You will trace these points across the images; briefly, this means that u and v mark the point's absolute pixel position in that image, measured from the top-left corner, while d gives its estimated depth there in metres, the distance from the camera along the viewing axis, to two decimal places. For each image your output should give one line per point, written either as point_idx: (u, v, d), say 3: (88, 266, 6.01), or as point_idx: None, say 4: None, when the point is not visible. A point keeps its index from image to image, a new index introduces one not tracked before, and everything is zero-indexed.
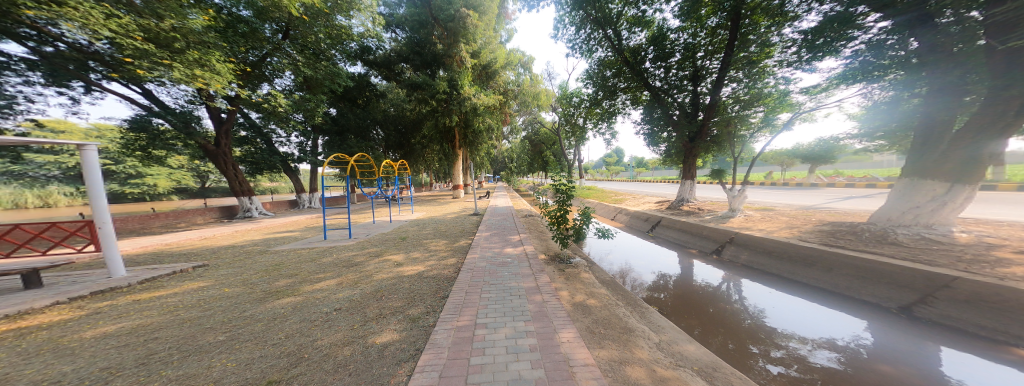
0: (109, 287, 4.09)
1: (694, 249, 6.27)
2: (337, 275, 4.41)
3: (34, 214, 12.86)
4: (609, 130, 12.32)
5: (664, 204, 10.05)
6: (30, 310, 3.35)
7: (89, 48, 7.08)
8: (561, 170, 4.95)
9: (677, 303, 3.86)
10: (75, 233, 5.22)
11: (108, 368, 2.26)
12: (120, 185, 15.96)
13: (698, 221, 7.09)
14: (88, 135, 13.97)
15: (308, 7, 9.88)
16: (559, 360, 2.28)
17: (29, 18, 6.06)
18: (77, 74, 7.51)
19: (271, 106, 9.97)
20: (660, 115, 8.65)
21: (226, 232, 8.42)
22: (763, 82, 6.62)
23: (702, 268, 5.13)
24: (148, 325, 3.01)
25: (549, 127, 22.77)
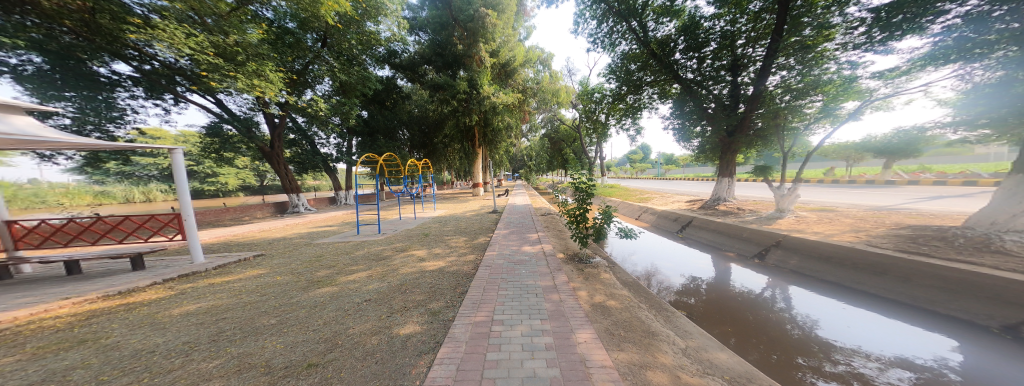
0: (192, 271, 4.73)
1: (731, 251, 5.85)
2: (368, 268, 4.72)
3: (140, 207, 15.18)
4: (634, 125, 11.81)
5: (696, 203, 9.46)
6: (133, 289, 4.00)
7: (175, 64, 8.18)
8: (581, 168, 4.86)
9: (710, 309, 3.65)
10: (171, 224, 6.10)
11: (188, 342, 2.64)
12: (200, 183, 18.39)
13: (735, 221, 6.60)
14: (180, 141, 16.27)
15: (342, 16, 10.61)
16: (576, 359, 2.27)
17: (132, 41, 7.22)
18: (168, 88, 8.77)
19: (313, 111, 10.73)
20: (694, 108, 8.08)
21: (279, 225, 9.38)
22: (821, 68, 5.64)
23: (741, 273, 4.77)
24: (219, 306, 3.45)
25: (569, 124, 22.45)
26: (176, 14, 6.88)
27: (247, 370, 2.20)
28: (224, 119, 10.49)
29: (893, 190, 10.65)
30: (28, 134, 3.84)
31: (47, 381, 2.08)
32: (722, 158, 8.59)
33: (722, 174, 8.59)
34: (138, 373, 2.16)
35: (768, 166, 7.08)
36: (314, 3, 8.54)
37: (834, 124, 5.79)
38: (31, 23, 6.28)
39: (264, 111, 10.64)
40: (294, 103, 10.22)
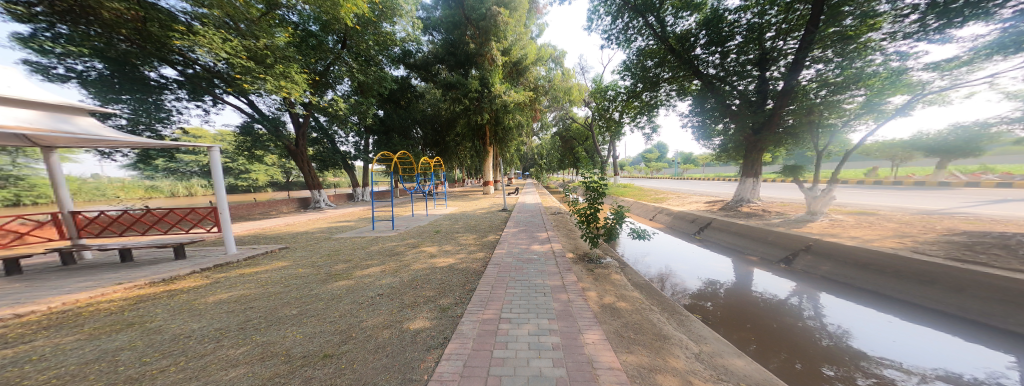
0: (225, 261, 5.06)
1: (754, 255, 5.58)
2: (381, 263, 4.87)
3: (182, 200, 16.44)
4: (649, 123, 11.48)
5: (716, 204, 9.10)
6: (174, 276, 4.33)
7: (214, 68, 8.78)
8: (593, 167, 4.78)
9: (728, 313, 3.51)
10: (208, 216, 6.55)
11: (220, 328, 2.83)
12: (235, 179, 19.71)
13: (757, 224, 6.28)
14: (217, 139, 17.42)
15: (360, 18, 10.95)
16: (583, 360, 2.25)
17: (178, 47, 7.83)
18: (208, 90, 9.39)
19: (334, 110, 11.14)
20: (716, 105, 7.69)
21: (301, 220, 9.86)
22: (864, 60, 5.30)
23: (765, 278, 4.55)
24: (248, 295, 3.68)
25: (582, 122, 22.11)
26: (215, 21, 7.46)
27: (270, 358, 2.33)
28: (255, 119, 11.14)
29: (942, 193, 9.75)
30: (89, 133, 4.21)
31: (101, 360, 2.29)
32: (747, 158, 8.18)
33: (745, 174, 8.28)
34: (176, 356, 2.34)
35: (798, 166, 6.66)
36: (334, 5, 8.82)
37: (877, 121, 5.37)
38: (93, 33, 6.97)
39: (289, 111, 11.15)
40: (316, 103, 10.63)
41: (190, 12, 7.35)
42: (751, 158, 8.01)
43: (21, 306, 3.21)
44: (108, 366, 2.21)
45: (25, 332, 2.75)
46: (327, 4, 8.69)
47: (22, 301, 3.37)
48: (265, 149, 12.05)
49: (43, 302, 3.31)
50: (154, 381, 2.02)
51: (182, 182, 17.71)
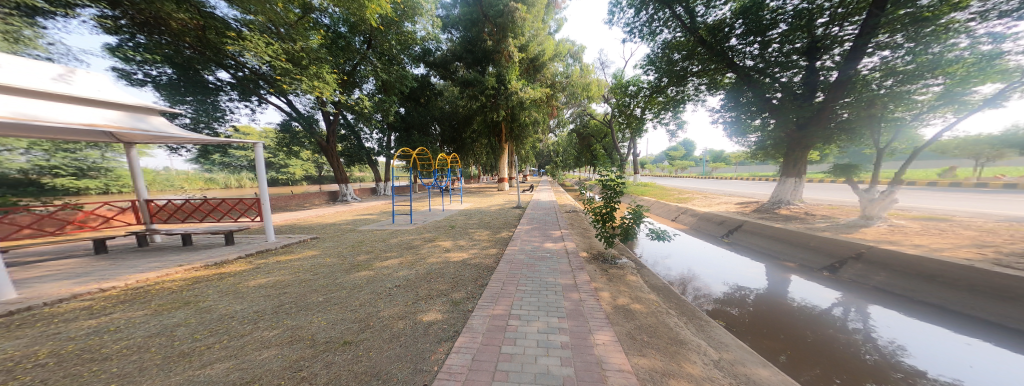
0: (265, 248, 5.54)
1: (792, 263, 4.97)
2: (400, 256, 5.09)
3: (233, 191, 18.19)
4: (673, 119, 10.93)
5: (748, 206, 8.49)
6: (224, 260, 4.82)
7: (259, 70, 9.53)
8: (610, 164, 4.62)
9: (755, 321, 3.23)
10: (254, 206, 7.16)
11: (257, 311, 3.11)
12: (277, 172, 21.52)
13: (795, 227, 5.76)
14: (262, 136, 19.02)
15: (383, 18, 11.34)
16: (591, 361, 2.20)
17: (230, 53, 8.62)
18: (254, 91, 10.19)
19: (360, 109, 11.67)
20: (754, 98, 7.13)
21: (329, 212, 10.50)
22: (943, 44, 4.50)
23: (803, 288, 4.01)
24: (282, 281, 4.00)
25: (600, 119, 21.52)
26: (259, 26, 8.21)
27: (297, 342, 2.52)
28: (292, 117, 12.06)
29: None
30: (155, 130, 4.70)
31: (161, 334, 2.60)
32: (789, 156, 7.65)
33: (785, 173, 7.82)
34: (220, 335, 2.59)
35: (851, 165, 5.91)
36: (361, 7, 9.14)
37: (957, 114, 4.57)
38: (165, 42, 7.97)
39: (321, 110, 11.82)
40: (345, 101, 11.14)
41: (239, 19, 8.06)
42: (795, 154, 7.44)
43: (104, 282, 3.73)
44: (167, 340, 2.50)
45: (106, 304, 3.20)
46: (354, 5, 9.01)
47: (105, 277, 3.92)
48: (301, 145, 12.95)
49: (121, 279, 3.84)
50: (202, 356, 2.25)
51: (235, 175, 19.60)
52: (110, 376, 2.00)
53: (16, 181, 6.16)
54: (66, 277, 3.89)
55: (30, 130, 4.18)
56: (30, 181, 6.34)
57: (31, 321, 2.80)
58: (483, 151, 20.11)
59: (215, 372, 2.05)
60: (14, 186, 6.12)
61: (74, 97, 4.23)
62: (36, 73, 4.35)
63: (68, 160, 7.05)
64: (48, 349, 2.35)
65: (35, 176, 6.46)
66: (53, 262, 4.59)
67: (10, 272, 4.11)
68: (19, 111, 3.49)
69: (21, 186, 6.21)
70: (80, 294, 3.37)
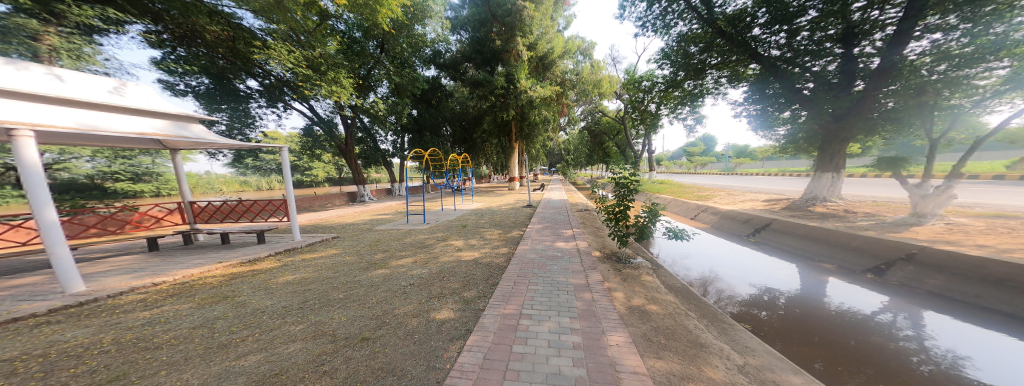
0: (291, 247, 5.81)
1: (830, 263, 4.56)
2: (413, 254, 5.19)
3: (264, 193, 19.26)
4: (690, 114, 10.46)
5: (777, 203, 7.96)
6: (256, 257, 5.11)
7: (284, 77, 10.01)
8: (624, 162, 4.50)
9: (788, 326, 2.90)
10: (282, 207, 7.52)
11: (285, 306, 3.22)
12: (302, 174, 22.59)
13: (830, 226, 5.32)
14: (288, 141, 20.05)
15: (395, 22, 11.60)
16: (604, 362, 2.10)
17: (257, 61, 9.10)
18: (280, 98, 10.70)
19: (375, 111, 12.00)
20: (781, 89, 6.62)
21: (348, 212, 10.90)
22: (1009, 24, 3.95)
23: (843, 289, 3.66)
24: (307, 279, 4.14)
25: (613, 115, 21.12)
26: (282, 35, 8.66)
27: (320, 336, 2.55)
28: (314, 121, 12.61)
29: None
30: (196, 137, 5.01)
31: (204, 326, 2.75)
32: (824, 150, 7.06)
33: (820, 169, 7.23)
34: (253, 328, 2.69)
35: (899, 157, 5.30)
36: (373, 11, 9.33)
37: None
38: (202, 53, 8.61)
39: (340, 113, 12.32)
40: (362, 104, 11.54)
41: (263, 28, 8.53)
42: (830, 147, 6.83)
43: (157, 276, 4.06)
44: (208, 332, 2.64)
45: (158, 297, 3.47)
46: (367, 10, 9.23)
47: (157, 272, 4.27)
48: (323, 147, 13.59)
49: (171, 274, 4.14)
50: (238, 348, 2.36)
51: (266, 178, 20.75)
52: (160, 363, 2.15)
53: (83, 186, 6.81)
54: (125, 272, 4.26)
55: (93, 139, 4.60)
56: (95, 186, 7.00)
57: (95, 311, 3.07)
58: (493, 150, 20.21)
59: (248, 364, 2.14)
60: (82, 191, 6.79)
61: (127, 109, 4.61)
62: (94, 87, 4.77)
63: (126, 165, 7.69)
64: (108, 337, 2.55)
65: (99, 182, 7.13)
66: (113, 258, 5.05)
67: (78, 267, 4.55)
68: (82, 123, 3.86)
69: (87, 190, 6.87)
70: (137, 288, 3.68)
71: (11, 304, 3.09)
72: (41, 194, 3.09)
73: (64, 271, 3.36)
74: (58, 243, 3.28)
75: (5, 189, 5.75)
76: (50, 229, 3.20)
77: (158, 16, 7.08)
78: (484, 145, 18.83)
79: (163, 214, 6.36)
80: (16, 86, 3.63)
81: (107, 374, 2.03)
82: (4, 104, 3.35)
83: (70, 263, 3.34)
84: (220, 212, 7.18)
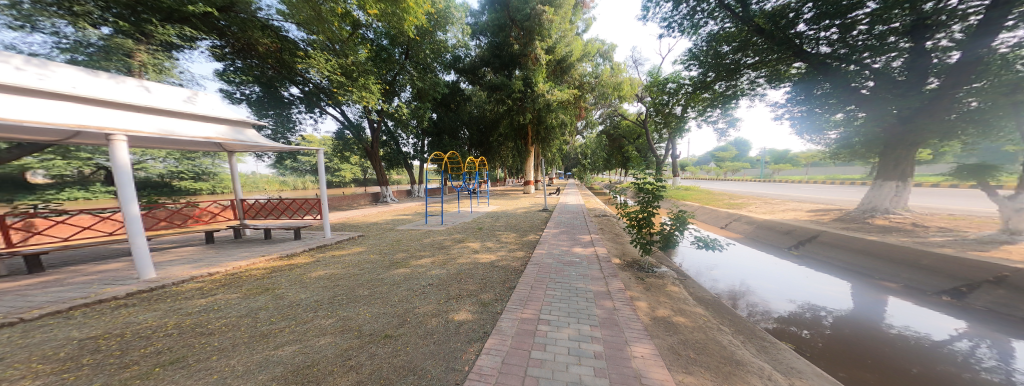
0: (322, 243, 6.08)
1: (893, 282, 4.10)
2: (431, 255, 5.26)
3: (299, 192, 20.55)
4: (720, 117, 9.99)
5: (824, 214, 7.33)
6: (292, 252, 5.40)
7: (322, 86, 10.47)
8: (646, 167, 4.40)
9: (837, 348, 2.65)
10: (316, 206, 7.67)
11: (317, 300, 3.36)
12: (331, 176, 23.81)
13: (889, 240, 4.82)
14: (320, 144, 21.25)
15: (419, 29, 12.02)
16: (629, 374, 2.02)
17: (298, 70, 9.67)
18: (318, 104, 11.26)
19: (399, 115, 12.38)
20: (832, 89, 5.98)
21: (371, 212, 11.25)
22: None
23: (905, 312, 3.31)
24: (335, 275, 4.31)
25: (633, 119, 20.63)
26: (320, 45, 9.18)
27: (347, 331, 2.63)
28: (344, 125, 13.22)
29: None
30: (252, 141, 5.39)
31: (248, 315, 2.92)
32: (886, 156, 6.14)
33: (882, 176, 6.44)
34: (290, 320, 2.82)
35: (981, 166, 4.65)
36: (400, 20, 9.75)
37: None
38: (254, 64, 9.44)
39: (367, 117, 12.87)
40: (387, 109, 11.97)
41: (305, 39, 9.17)
42: (892, 155, 6.03)
43: (212, 267, 4.38)
44: (252, 321, 2.80)
45: (211, 286, 3.73)
46: (394, 19, 9.63)
47: (209, 263, 4.60)
48: (351, 150, 14.25)
49: (223, 265, 4.46)
50: (276, 338, 2.48)
51: (301, 179, 22.10)
52: (213, 349, 2.30)
53: (156, 183, 7.62)
54: (185, 261, 4.67)
55: (170, 143, 5.10)
56: (165, 184, 7.77)
57: (162, 296, 3.36)
58: (510, 153, 20.31)
59: (285, 354, 2.24)
60: (155, 187, 7.60)
61: (196, 115, 5.00)
62: (173, 96, 5.28)
63: (190, 165, 8.33)
64: (171, 321, 2.76)
65: (168, 180, 7.88)
66: (177, 249, 5.55)
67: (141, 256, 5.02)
68: (162, 129, 4.25)
69: (160, 187, 7.67)
70: (196, 276, 3.99)
71: (98, 287, 3.48)
72: (128, 191, 3.46)
73: (141, 259, 3.72)
74: (139, 234, 3.64)
75: (94, 186, 6.44)
76: (133, 222, 3.57)
77: (222, 31, 7.90)
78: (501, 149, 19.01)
79: (219, 210, 6.89)
80: (113, 97, 4.09)
81: (168, 357, 2.19)
82: (104, 112, 3.78)
83: (146, 253, 3.70)
84: (263, 209, 7.48)
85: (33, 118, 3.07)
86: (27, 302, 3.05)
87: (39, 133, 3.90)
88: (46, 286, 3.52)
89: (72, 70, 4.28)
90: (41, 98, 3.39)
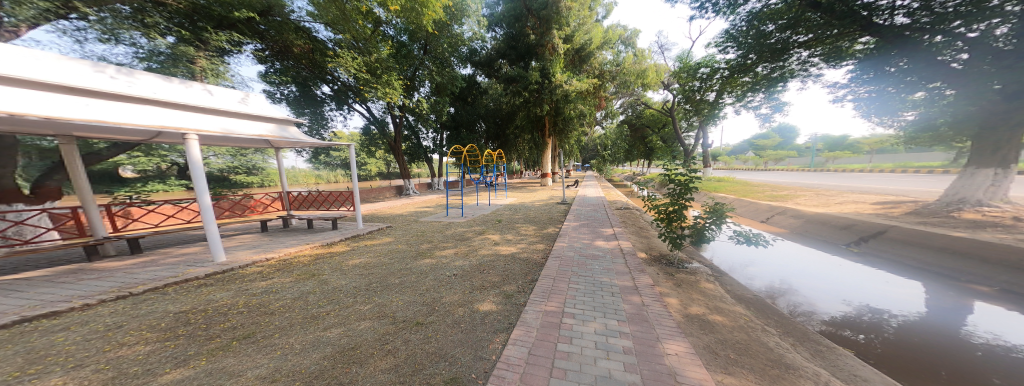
0: (356, 233, 6.37)
1: (971, 285, 3.64)
2: (454, 246, 5.37)
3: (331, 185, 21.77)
4: (760, 102, 9.21)
5: (881, 208, 6.63)
6: (331, 241, 5.69)
7: (350, 83, 10.81)
8: (674, 157, 4.14)
9: (902, 355, 2.41)
10: (351, 198, 7.96)
11: (356, 286, 3.52)
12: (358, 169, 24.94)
13: (964, 237, 4.26)
14: (349, 139, 22.23)
15: (437, 24, 12.00)
16: (662, 371, 1.94)
17: (328, 69, 10.01)
18: (346, 101, 11.64)
19: (419, 110, 12.54)
20: (911, 67, 4.86)
21: (396, 204, 11.62)
22: None
23: (993, 317, 2.95)
24: (370, 263, 4.49)
25: (658, 107, 19.69)
26: (346, 44, 9.45)
27: (383, 317, 2.73)
28: (371, 120, 13.65)
29: None
30: (297, 137, 5.64)
31: (300, 298, 3.11)
32: (984, 140, 5.38)
33: (975, 164, 5.65)
34: (335, 304, 2.98)
35: None
36: (418, 15, 9.79)
37: None
38: (290, 65, 9.92)
39: (390, 113, 13.16)
40: (409, 104, 12.16)
41: (333, 39, 9.48)
42: (991, 138, 5.22)
43: (266, 253, 4.73)
44: (303, 304, 2.98)
45: (268, 270, 4.03)
46: (413, 14, 9.68)
47: (266, 249, 4.99)
48: (377, 145, 14.73)
49: (275, 252, 4.79)
50: (325, 320, 2.63)
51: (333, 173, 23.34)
52: (274, 327, 2.48)
53: (214, 177, 8.37)
54: (249, 247, 5.10)
55: (227, 141, 5.45)
56: (223, 178, 8.52)
57: (230, 278, 3.68)
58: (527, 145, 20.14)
59: (332, 335, 2.37)
60: (214, 181, 8.38)
61: (252, 115, 5.32)
62: (230, 98, 5.64)
63: (244, 161, 8.84)
64: (240, 301, 3.00)
65: (225, 174, 8.59)
66: (240, 235, 6.09)
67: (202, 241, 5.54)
68: (226, 128, 4.55)
69: (218, 180, 8.44)
70: (256, 261, 4.31)
71: (185, 267, 3.90)
72: (202, 185, 3.78)
73: (213, 244, 4.08)
74: (211, 222, 3.99)
75: (171, 180, 6.94)
76: (207, 211, 3.91)
77: (262, 35, 8.43)
78: (517, 141, 18.88)
79: (272, 201, 7.28)
80: (185, 100, 4.42)
81: (240, 332, 2.39)
82: (179, 114, 4.11)
83: (218, 238, 4.05)
84: (306, 201, 7.95)
85: (124, 120, 3.42)
86: (133, 279, 3.48)
87: (127, 134, 4.31)
88: (146, 265, 3.97)
89: (152, 77, 4.69)
90: (130, 103, 3.76)
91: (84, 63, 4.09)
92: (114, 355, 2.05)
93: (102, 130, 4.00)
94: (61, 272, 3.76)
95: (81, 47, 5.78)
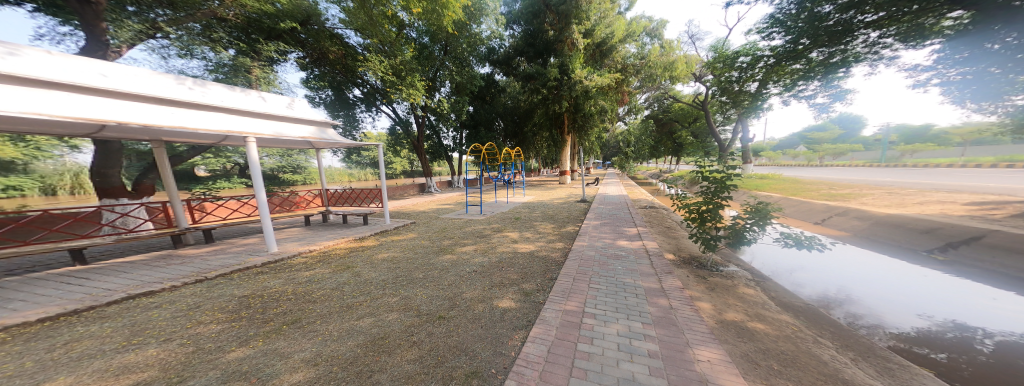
0: (383, 229, 6.54)
1: None
2: (474, 243, 5.34)
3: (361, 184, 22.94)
4: (817, 90, 8.30)
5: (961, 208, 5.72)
6: (361, 235, 5.88)
7: (377, 86, 11.17)
8: (707, 153, 3.82)
9: (999, 377, 2.02)
10: (380, 195, 8.25)
11: (383, 279, 3.57)
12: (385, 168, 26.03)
13: None
14: (376, 139, 23.27)
15: (456, 24, 12.06)
16: (693, 378, 1.74)
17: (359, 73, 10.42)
18: (375, 103, 12.12)
19: (440, 109, 12.70)
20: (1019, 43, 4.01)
21: (420, 201, 11.91)
22: None
23: None
24: (395, 258, 4.56)
25: (687, 101, 18.62)
26: (374, 48, 9.77)
27: (407, 309, 2.73)
28: (399, 121, 14.11)
29: None
30: (334, 138, 5.88)
31: (338, 288, 3.20)
32: None
33: None
34: (366, 295, 3.03)
35: None
36: (439, 16, 9.87)
37: None
38: (326, 71, 10.43)
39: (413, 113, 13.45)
40: (429, 104, 12.36)
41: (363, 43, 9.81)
42: None
43: (310, 245, 4.98)
44: (341, 293, 3.05)
45: (313, 261, 4.22)
46: (434, 16, 9.77)
47: (308, 241, 5.27)
48: (401, 144, 15.19)
49: (316, 244, 5.03)
50: (358, 310, 2.67)
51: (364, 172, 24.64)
52: (316, 314, 2.56)
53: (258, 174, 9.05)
54: (296, 239, 5.42)
55: (277, 143, 5.79)
56: (269, 175, 9.24)
57: (282, 267, 3.89)
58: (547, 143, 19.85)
59: (363, 324, 2.40)
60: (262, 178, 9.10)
61: (298, 119, 5.61)
62: (279, 103, 6.00)
63: (290, 161, 9.57)
64: (290, 288, 3.14)
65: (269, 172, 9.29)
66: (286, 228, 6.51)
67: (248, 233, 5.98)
68: (281, 132, 4.81)
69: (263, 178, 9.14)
70: (301, 252, 4.53)
71: (246, 256, 4.20)
72: (261, 184, 4.02)
73: (268, 236, 4.34)
74: (266, 218, 4.25)
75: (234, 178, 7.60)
76: (264, 208, 4.16)
77: (303, 42, 8.92)
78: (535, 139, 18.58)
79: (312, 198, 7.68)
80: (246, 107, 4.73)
81: (290, 317, 2.49)
82: (243, 120, 4.40)
83: (272, 230, 4.30)
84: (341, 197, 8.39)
85: (198, 126, 3.72)
86: (207, 265, 3.78)
87: (199, 138, 4.72)
88: (217, 253, 4.34)
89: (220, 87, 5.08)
90: (202, 111, 4.09)
91: (170, 77, 4.51)
92: (194, 332, 2.22)
93: (180, 135, 4.40)
94: (156, 257, 4.22)
95: (166, 62, 6.57)
